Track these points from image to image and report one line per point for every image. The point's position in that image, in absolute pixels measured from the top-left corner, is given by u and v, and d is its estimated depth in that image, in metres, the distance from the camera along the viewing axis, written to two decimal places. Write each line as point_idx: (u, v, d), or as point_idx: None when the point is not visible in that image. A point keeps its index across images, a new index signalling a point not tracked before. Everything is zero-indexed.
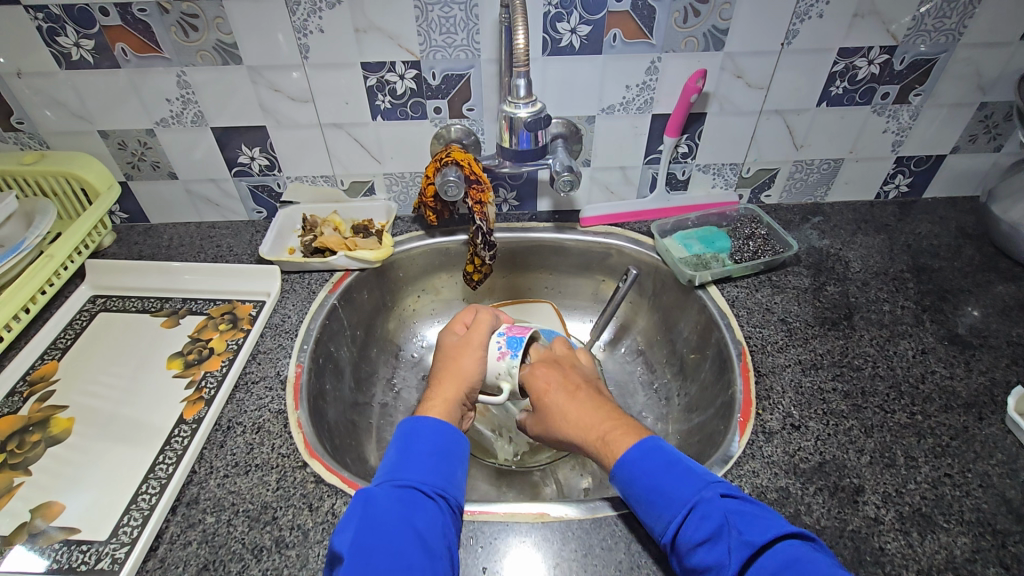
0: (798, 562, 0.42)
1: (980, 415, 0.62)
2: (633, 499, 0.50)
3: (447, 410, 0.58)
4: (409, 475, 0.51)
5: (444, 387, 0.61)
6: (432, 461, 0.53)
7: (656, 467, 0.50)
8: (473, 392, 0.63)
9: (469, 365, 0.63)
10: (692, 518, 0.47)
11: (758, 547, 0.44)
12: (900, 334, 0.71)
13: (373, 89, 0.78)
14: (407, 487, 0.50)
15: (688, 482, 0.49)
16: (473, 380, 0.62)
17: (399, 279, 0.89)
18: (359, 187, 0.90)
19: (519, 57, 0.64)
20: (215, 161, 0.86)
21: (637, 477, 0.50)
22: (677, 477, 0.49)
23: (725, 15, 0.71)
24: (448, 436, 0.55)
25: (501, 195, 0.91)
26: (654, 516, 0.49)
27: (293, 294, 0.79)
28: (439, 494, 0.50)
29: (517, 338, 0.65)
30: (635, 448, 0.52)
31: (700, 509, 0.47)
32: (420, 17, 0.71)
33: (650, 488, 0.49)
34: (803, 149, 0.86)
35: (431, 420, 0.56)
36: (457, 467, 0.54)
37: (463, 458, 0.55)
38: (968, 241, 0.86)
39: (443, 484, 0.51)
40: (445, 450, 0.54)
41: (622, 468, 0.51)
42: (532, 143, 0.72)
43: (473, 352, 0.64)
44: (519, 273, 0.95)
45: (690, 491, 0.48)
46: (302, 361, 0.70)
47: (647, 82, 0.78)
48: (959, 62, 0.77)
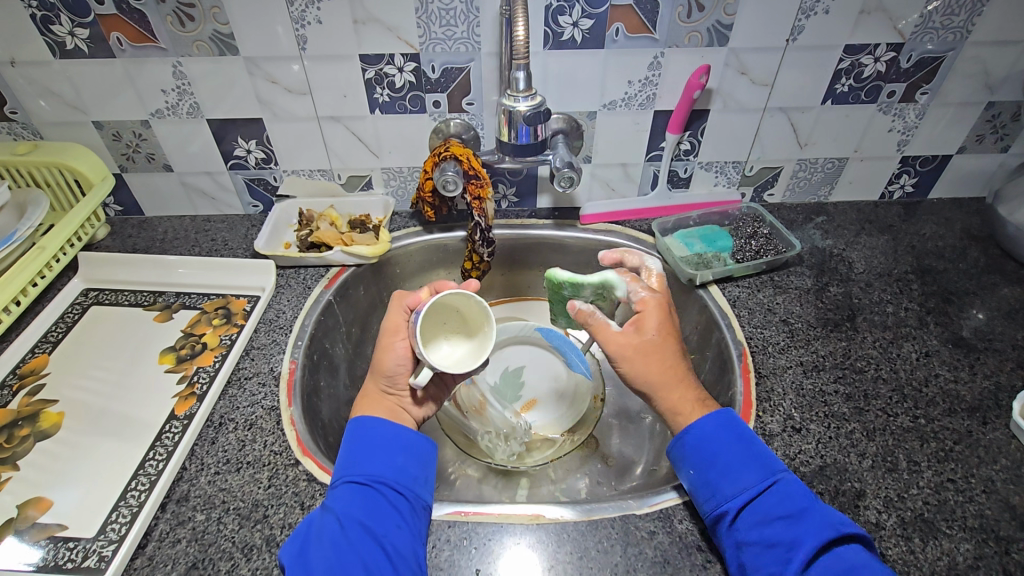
0: (868, 564, 0.45)
1: (984, 419, 0.61)
2: (709, 459, 0.53)
3: (371, 405, 0.60)
4: (345, 474, 0.53)
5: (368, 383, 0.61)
6: (380, 454, 0.54)
7: (739, 439, 0.54)
8: (397, 381, 0.60)
9: (388, 356, 0.60)
10: (771, 492, 0.50)
11: (840, 534, 0.47)
12: (904, 336, 0.70)
13: (371, 82, 0.77)
14: (354, 482, 0.52)
15: (765, 458, 0.53)
16: (390, 370, 0.60)
17: (397, 275, 0.88)
18: (357, 182, 0.89)
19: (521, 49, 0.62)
20: (211, 153, 0.85)
21: (713, 441, 0.53)
22: (756, 456, 0.53)
23: (730, 10, 0.70)
24: (378, 428, 0.56)
25: (500, 191, 0.91)
26: (728, 483, 0.51)
27: (288, 290, 0.78)
28: (376, 482, 0.52)
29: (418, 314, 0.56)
30: (717, 416, 0.55)
31: (778, 486, 0.50)
32: (420, 9, 0.70)
33: (732, 455, 0.52)
34: (807, 148, 0.85)
35: (363, 421, 0.57)
36: (394, 453, 0.55)
37: (400, 441, 0.56)
38: (974, 242, 0.84)
39: (389, 474, 0.53)
40: (393, 443, 0.56)
41: (710, 429, 0.54)
42: (532, 137, 0.70)
43: (389, 339, 0.60)
44: (517, 270, 0.94)
45: (768, 467, 0.52)
46: (296, 357, 0.69)
47: (650, 77, 0.77)
48: (967, 60, 0.75)
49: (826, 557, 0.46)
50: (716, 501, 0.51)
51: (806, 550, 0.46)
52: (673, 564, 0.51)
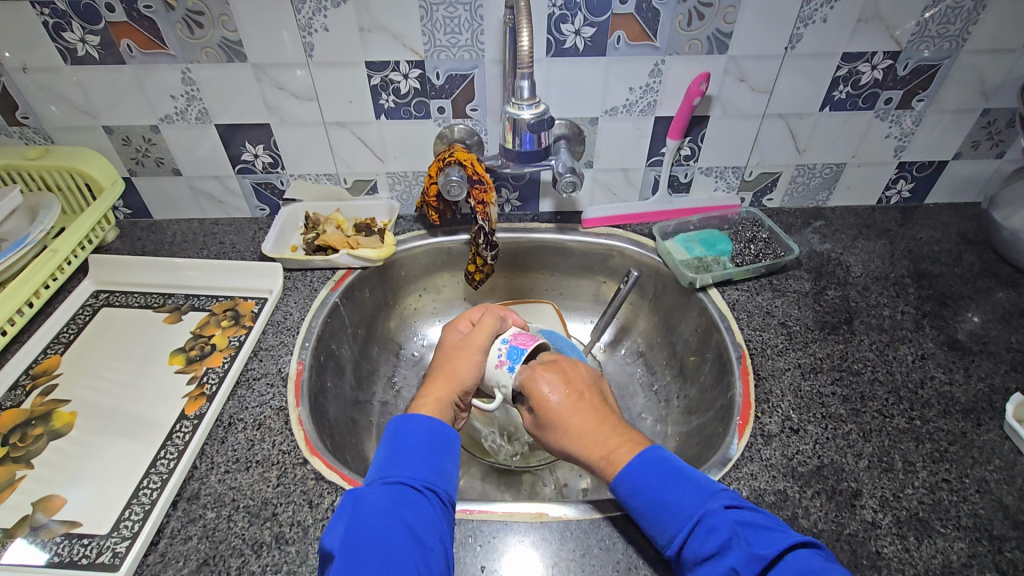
0: None
1: (978, 421, 0.62)
2: (637, 510, 0.51)
3: (438, 410, 0.59)
4: (398, 471, 0.52)
5: (436, 388, 0.61)
6: (422, 455, 0.53)
7: (661, 479, 0.51)
8: (468, 395, 0.63)
9: (464, 368, 0.63)
10: (698, 533, 0.47)
11: (766, 561, 0.44)
12: (900, 339, 0.71)
13: (377, 88, 0.78)
14: (396, 483, 0.51)
15: (686, 493, 0.49)
16: (467, 384, 0.62)
17: (401, 277, 0.90)
18: (362, 186, 0.91)
19: (525, 58, 0.64)
20: (219, 157, 0.86)
21: (638, 490, 0.51)
22: (679, 491, 0.49)
23: (729, 18, 0.72)
24: (438, 432, 0.55)
25: (504, 195, 0.92)
26: (658, 533, 0.49)
27: (294, 292, 0.80)
28: (428, 488, 0.51)
29: (520, 348, 0.63)
30: (638, 458, 0.53)
31: (704, 525, 0.47)
32: (425, 17, 0.71)
33: (656, 501, 0.50)
34: (805, 153, 0.86)
35: (421, 419, 0.56)
36: (446, 461, 0.54)
37: (451, 451, 0.55)
38: (969, 247, 0.86)
39: (432, 477, 0.52)
40: (434, 445, 0.54)
41: (626, 479, 0.52)
42: (536, 144, 0.72)
43: (468, 353, 0.63)
44: (520, 273, 0.96)
45: (692, 504, 0.48)
46: (303, 358, 0.71)
47: (651, 84, 0.78)
48: (962, 68, 0.77)
49: None
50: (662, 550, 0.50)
51: None
52: None
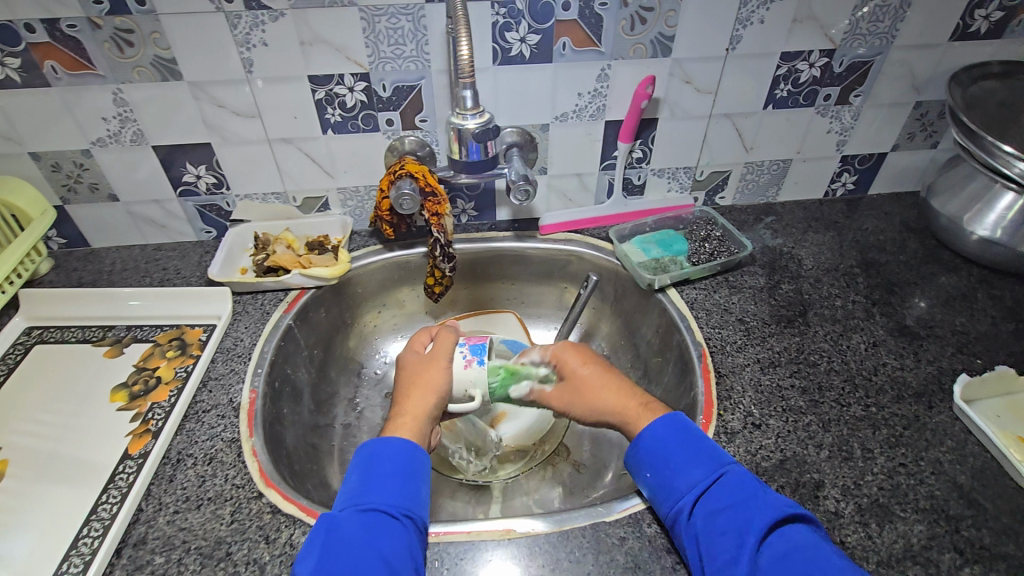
0: (813, 540, 0.47)
1: (929, 403, 0.64)
2: (662, 459, 0.54)
3: (417, 426, 0.58)
4: (373, 498, 0.51)
5: (413, 403, 0.60)
6: (397, 481, 0.52)
7: (689, 439, 0.55)
8: (442, 406, 0.62)
9: (435, 376, 0.62)
10: (721, 485, 0.51)
11: (785, 513, 0.48)
12: (852, 328, 0.73)
13: (322, 102, 0.76)
14: (371, 512, 0.50)
15: (712, 453, 0.53)
16: (441, 391, 0.61)
17: (358, 295, 0.87)
18: (313, 203, 0.88)
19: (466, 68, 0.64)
20: (159, 178, 0.82)
21: (667, 441, 0.54)
22: (705, 449, 0.54)
23: (671, 22, 0.73)
24: (408, 455, 0.54)
25: (459, 206, 0.91)
26: (679, 482, 0.52)
27: (245, 316, 0.77)
28: (404, 515, 0.50)
29: (480, 345, 0.65)
30: (668, 417, 0.57)
31: (727, 480, 0.51)
32: (367, 29, 0.70)
33: (683, 454, 0.53)
34: (752, 151, 0.88)
35: (392, 442, 0.55)
36: (418, 484, 0.53)
37: (425, 474, 0.55)
38: (912, 234, 0.89)
39: (409, 504, 0.51)
40: (409, 469, 0.53)
41: (656, 429, 0.56)
42: (483, 153, 0.72)
43: (433, 362, 0.63)
44: (480, 283, 0.95)
45: (716, 462, 0.53)
46: (256, 386, 0.68)
47: (598, 89, 0.78)
48: (893, 63, 0.80)
49: (774, 537, 0.47)
50: (673, 502, 0.52)
51: (756, 534, 0.47)
52: (645, 569, 0.52)
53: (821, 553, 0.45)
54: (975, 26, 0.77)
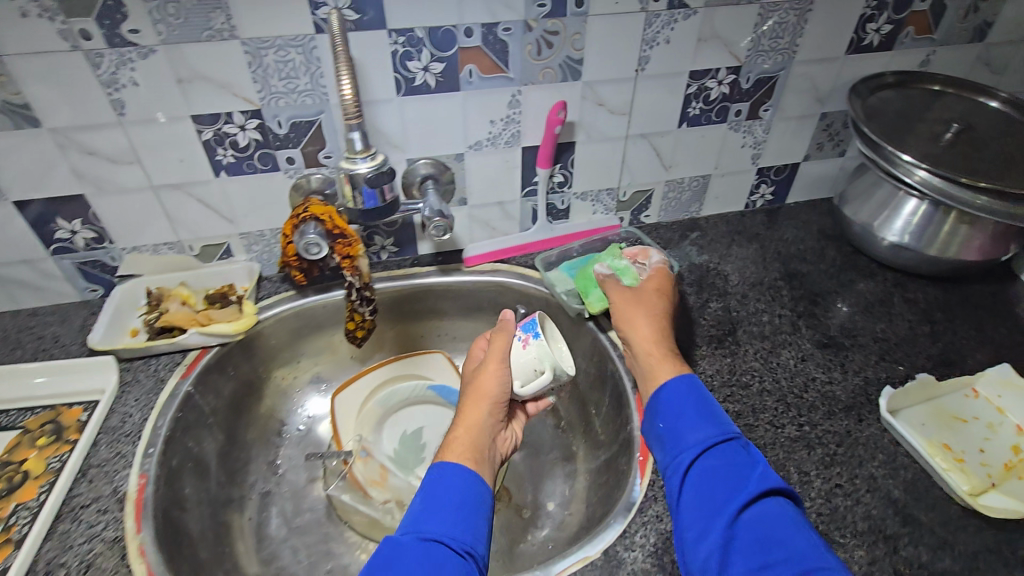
0: (798, 517, 0.49)
1: (859, 416, 0.64)
2: (676, 411, 0.57)
3: (473, 431, 0.60)
4: (435, 527, 0.50)
5: (469, 412, 0.62)
6: (458, 514, 0.52)
7: (706, 405, 0.57)
8: (501, 406, 0.63)
9: (489, 383, 0.64)
10: (727, 445, 0.53)
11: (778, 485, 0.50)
12: (781, 344, 0.73)
13: (210, 143, 0.69)
14: (435, 543, 0.49)
15: (725, 420, 0.56)
16: (496, 396, 0.63)
17: (271, 347, 0.80)
18: (213, 251, 0.80)
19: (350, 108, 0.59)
20: (27, 237, 0.72)
21: (683, 399, 0.57)
22: (719, 415, 0.56)
23: (577, 45, 0.71)
24: (467, 485, 0.54)
25: (378, 242, 0.86)
26: (686, 437, 0.55)
27: (136, 386, 0.68)
28: (468, 552, 0.50)
29: (530, 322, 0.67)
30: (691, 378, 0.59)
31: (732, 447, 0.53)
32: (253, 63, 0.64)
33: (699, 412, 0.56)
34: (672, 169, 0.88)
35: (456, 470, 0.55)
36: (480, 519, 0.53)
37: (485, 507, 0.54)
38: (829, 242, 0.91)
39: (472, 540, 0.51)
40: (467, 500, 0.53)
41: (678, 384, 0.58)
42: (380, 198, 0.66)
43: (490, 366, 0.65)
44: (408, 322, 0.89)
45: (726, 429, 0.55)
46: (147, 469, 0.60)
47: (511, 115, 0.76)
48: (797, 77, 0.81)
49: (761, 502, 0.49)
50: (676, 454, 0.55)
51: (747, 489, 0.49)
52: None
53: (800, 527, 0.47)
54: (869, 38, 0.80)
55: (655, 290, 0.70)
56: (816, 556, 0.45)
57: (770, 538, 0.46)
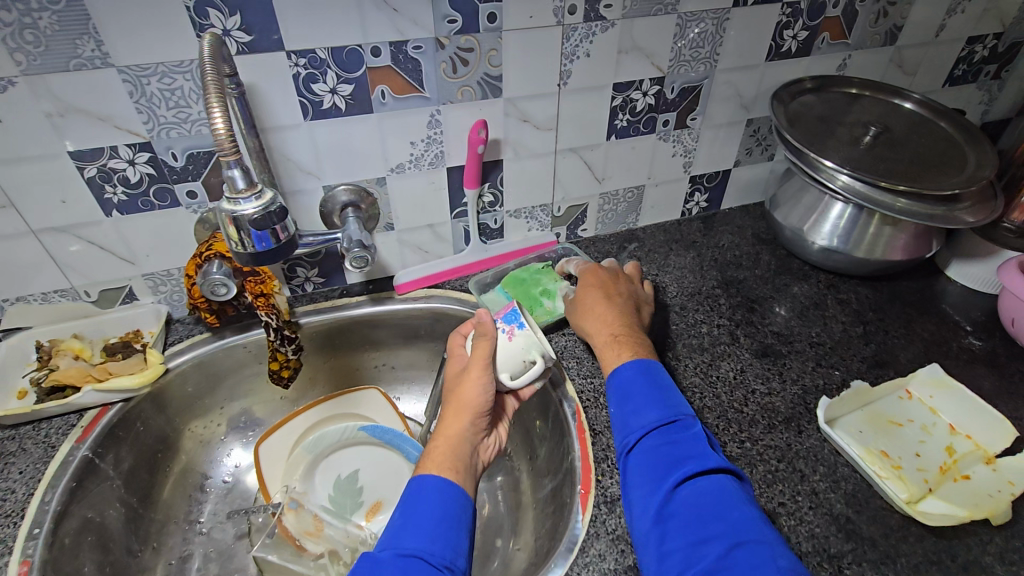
0: (740, 494, 0.48)
1: (799, 428, 0.63)
2: (623, 396, 0.56)
3: (454, 445, 0.55)
4: (413, 543, 0.47)
5: (449, 422, 0.57)
6: (439, 526, 0.49)
7: (656, 386, 0.56)
8: (484, 413, 0.58)
9: (471, 390, 0.57)
10: (672, 427, 0.53)
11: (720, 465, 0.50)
12: (720, 356, 0.72)
13: (96, 181, 0.63)
14: (412, 558, 0.46)
15: (675, 401, 0.55)
16: (479, 405, 0.57)
17: (186, 397, 0.73)
18: (113, 296, 0.73)
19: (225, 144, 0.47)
20: None
21: (631, 384, 0.56)
22: (669, 397, 0.55)
23: (494, 61, 0.68)
24: (449, 494, 0.51)
25: (301, 274, 0.80)
26: (633, 418, 0.54)
27: (21, 457, 0.61)
28: (447, 567, 0.47)
29: (512, 313, 0.60)
30: (642, 361, 0.58)
31: (677, 425, 0.53)
32: (136, 92, 0.58)
33: (646, 395, 0.55)
34: (605, 182, 0.86)
35: (434, 479, 0.52)
36: (460, 533, 0.50)
37: (469, 519, 0.51)
38: (764, 246, 0.91)
39: (452, 556, 0.48)
40: (451, 509, 0.50)
41: (627, 370, 0.57)
42: (274, 240, 0.51)
43: (471, 371, 0.58)
44: (340, 355, 0.84)
45: (674, 408, 0.54)
46: (30, 555, 0.53)
47: (432, 136, 0.72)
48: (721, 85, 0.81)
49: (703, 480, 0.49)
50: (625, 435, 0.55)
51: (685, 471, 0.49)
52: None
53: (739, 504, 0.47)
54: (786, 45, 0.80)
55: (592, 284, 0.69)
56: (748, 528, 0.45)
57: (704, 515, 0.46)
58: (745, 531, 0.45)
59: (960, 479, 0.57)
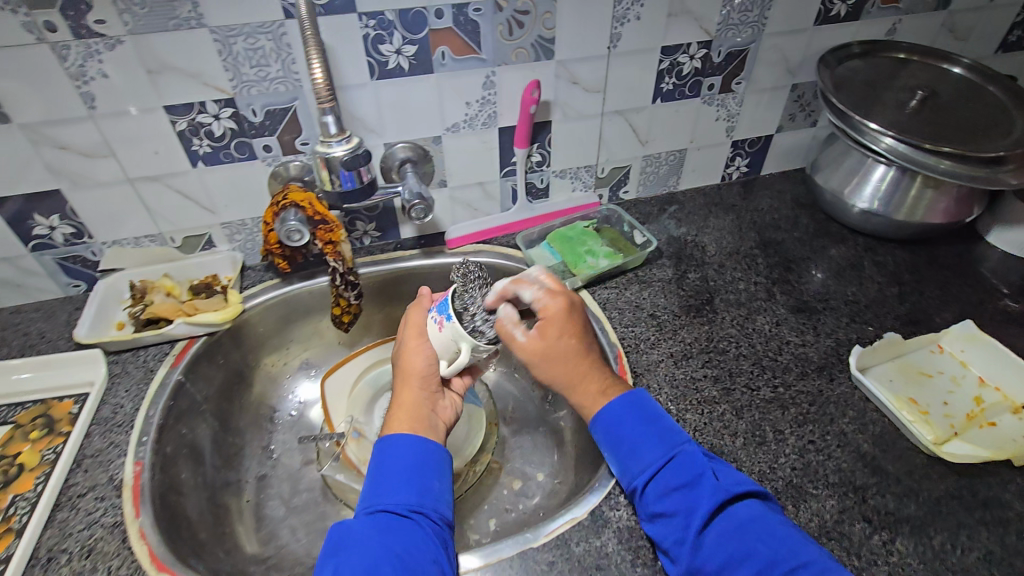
0: (759, 516, 0.48)
1: (831, 376, 0.66)
2: (615, 443, 0.55)
3: (409, 409, 0.58)
4: (384, 498, 0.51)
5: (400, 391, 0.60)
6: (407, 477, 0.53)
7: (644, 422, 0.55)
8: (433, 378, 0.61)
9: (414, 359, 0.60)
10: (672, 465, 0.52)
11: (731, 495, 0.49)
12: (756, 310, 0.75)
13: (185, 134, 0.69)
14: (382, 513, 0.50)
15: (666, 436, 0.54)
16: (424, 370, 0.60)
17: (259, 335, 0.81)
18: (195, 242, 0.80)
19: (321, 91, 0.61)
20: (3, 236, 0.72)
21: (619, 425, 0.55)
22: (661, 431, 0.55)
23: (548, 24, 0.71)
24: (416, 448, 0.55)
25: (360, 228, 0.86)
26: (632, 463, 0.54)
27: (126, 378, 0.69)
28: (416, 511, 0.51)
29: (444, 300, 0.58)
30: (624, 399, 0.57)
31: (675, 462, 0.52)
32: (224, 51, 0.64)
33: (636, 435, 0.54)
34: (648, 145, 0.89)
35: (400, 439, 0.55)
36: (429, 480, 0.53)
37: (438, 466, 0.55)
38: (803, 210, 0.93)
39: (419, 500, 0.52)
40: (419, 462, 0.54)
41: (610, 413, 0.56)
42: (358, 181, 0.66)
43: (411, 342, 0.61)
44: (393, 305, 0.90)
45: (666, 445, 0.54)
46: (141, 457, 0.61)
47: (486, 97, 0.76)
48: (768, 49, 0.83)
49: (722, 516, 0.49)
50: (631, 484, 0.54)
51: (700, 516, 0.49)
52: None
53: (767, 529, 0.47)
54: (835, 9, 0.81)
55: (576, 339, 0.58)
56: (778, 553, 0.45)
57: (734, 558, 0.46)
58: (778, 560, 0.45)
59: (986, 425, 0.61)
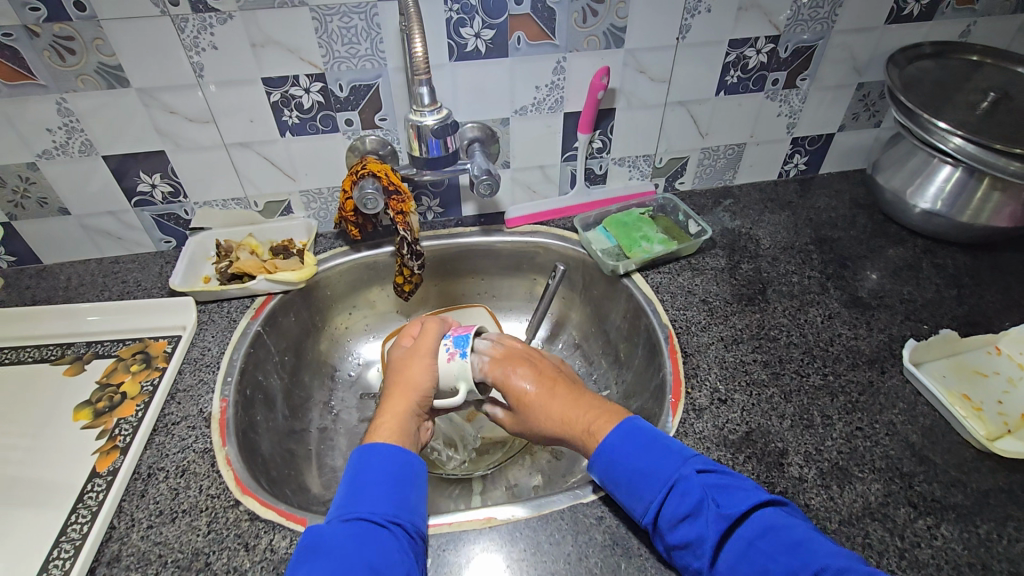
0: (769, 533, 0.46)
1: (882, 368, 0.67)
2: (614, 484, 0.54)
3: (397, 423, 0.59)
4: (360, 506, 0.50)
5: (393, 402, 0.61)
6: (385, 488, 0.52)
7: (635, 454, 0.53)
8: (426, 399, 0.63)
9: (417, 374, 0.63)
10: (672, 496, 0.50)
11: (732, 520, 0.47)
12: (809, 302, 0.76)
13: (278, 105, 0.75)
14: (358, 520, 0.49)
15: (659, 466, 0.52)
16: (424, 387, 0.63)
17: (328, 298, 0.87)
18: (275, 208, 0.86)
19: (420, 65, 0.65)
20: (112, 191, 0.80)
21: (615, 459, 0.54)
22: (656, 459, 0.52)
23: (621, 14, 0.74)
24: (396, 459, 0.54)
25: (424, 203, 0.91)
26: (634, 500, 0.52)
27: (212, 325, 0.76)
28: (392, 522, 0.50)
29: (463, 336, 0.67)
30: (615, 431, 0.55)
31: (675, 491, 0.50)
32: (320, 29, 0.70)
33: (632, 467, 0.53)
34: (708, 137, 0.91)
35: (383, 448, 0.55)
36: (406, 492, 0.53)
37: (416, 479, 0.54)
38: (861, 210, 0.93)
39: (396, 510, 0.51)
40: (397, 472, 0.53)
41: (603, 450, 0.55)
42: (443, 149, 0.73)
43: (419, 359, 0.65)
44: (450, 279, 0.95)
45: (662, 475, 0.51)
46: (227, 395, 0.67)
47: (555, 82, 0.80)
48: (836, 47, 0.83)
49: (730, 542, 0.47)
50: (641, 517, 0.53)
51: (709, 548, 0.47)
52: (623, 546, 0.54)
53: (778, 548, 0.45)
54: (909, 8, 0.81)
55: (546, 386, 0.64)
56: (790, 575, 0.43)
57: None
58: None
59: None
